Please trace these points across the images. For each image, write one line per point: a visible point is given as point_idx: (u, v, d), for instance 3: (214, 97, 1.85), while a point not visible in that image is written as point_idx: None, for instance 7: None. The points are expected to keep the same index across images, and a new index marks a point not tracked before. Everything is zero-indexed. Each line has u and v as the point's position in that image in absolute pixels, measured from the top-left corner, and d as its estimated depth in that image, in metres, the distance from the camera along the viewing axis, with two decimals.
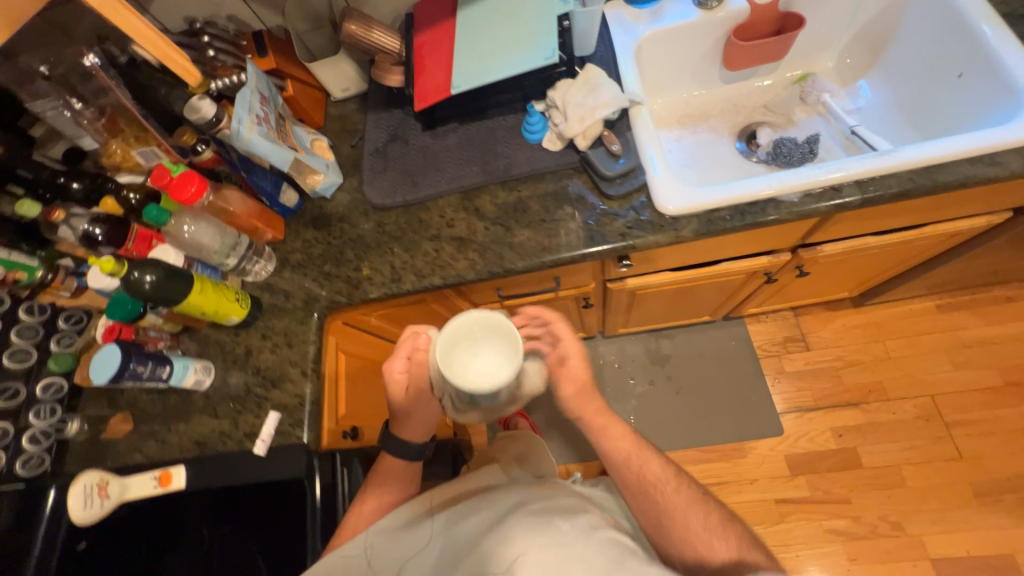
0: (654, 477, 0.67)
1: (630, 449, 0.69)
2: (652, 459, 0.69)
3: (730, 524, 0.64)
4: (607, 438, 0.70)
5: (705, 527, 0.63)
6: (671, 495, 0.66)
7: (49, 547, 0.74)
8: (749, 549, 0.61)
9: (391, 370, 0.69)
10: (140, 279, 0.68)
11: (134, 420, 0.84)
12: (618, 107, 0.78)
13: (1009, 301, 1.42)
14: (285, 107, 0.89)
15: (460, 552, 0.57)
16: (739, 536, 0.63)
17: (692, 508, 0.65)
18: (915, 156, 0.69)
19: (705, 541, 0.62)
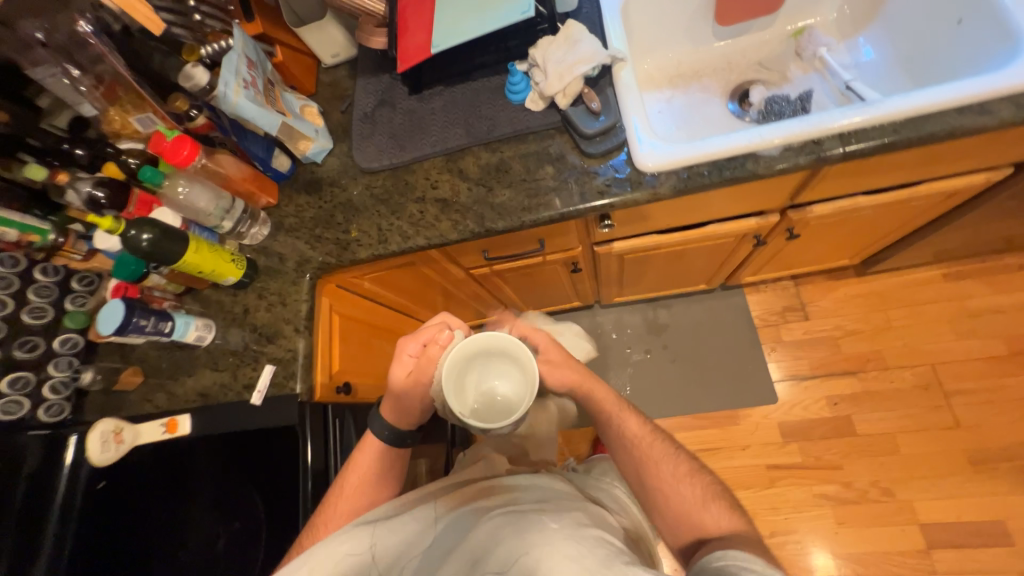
0: (631, 433, 0.71)
1: (611, 406, 0.73)
2: (630, 417, 0.72)
3: (701, 477, 0.67)
4: (587, 397, 0.73)
5: (675, 478, 0.66)
6: (646, 449, 0.69)
7: (73, 485, 0.81)
8: (715, 501, 0.64)
9: (402, 349, 0.68)
10: (137, 237, 0.72)
11: (145, 373, 0.90)
12: (598, 63, 0.77)
13: (1019, 269, 1.38)
14: (274, 73, 0.91)
15: (453, 548, 0.61)
16: (706, 488, 0.65)
17: (663, 461, 0.68)
18: (901, 107, 0.67)
19: (673, 489, 0.65)
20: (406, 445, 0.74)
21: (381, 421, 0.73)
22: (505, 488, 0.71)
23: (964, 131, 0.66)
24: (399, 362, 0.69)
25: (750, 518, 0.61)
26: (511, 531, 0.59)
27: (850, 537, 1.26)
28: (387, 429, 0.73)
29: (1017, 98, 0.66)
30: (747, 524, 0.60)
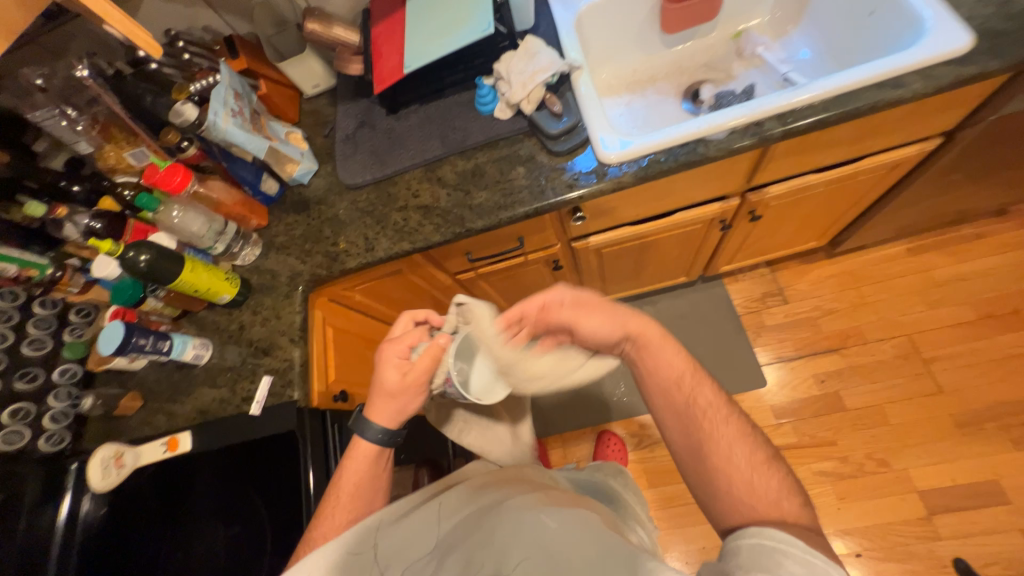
0: (703, 405, 0.62)
1: (686, 373, 0.65)
2: (705, 387, 0.63)
3: (777, 468, 0.57)
4: (660, 356, 0.66)
5: (746, 462, 0.57)
6: (718, 425, 0.60)
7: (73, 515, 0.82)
8: (793, 496, 0.55)
9: (390, 352, 0.69)
10: (135, 258, 0.76)
11: (144, 397, 0.92)
12: (555, 71, 0.85)
13: (978, 238, 1.46)
14: (260, 104, 0.98)
15: (451, 548, 0.60)
16: (783, 480, 0.56)
17: (737, 442, 0.59)
18: (827, 87, 0.75)
19: (741, 475, 0.56)
20: (396, 444, 0.72)
21: (373, 423, 0.69)
22: (501, 487, 0.69)
23: (886, 103, 0.74)
24: (388, 367, 0.69)
25: (819, 518, 0.54)
26: (510, 533, 0.57)
27: (853, 512, 1.28)
28: (381, 432, 0.69)
29: (928, 71, 0.74)
30: (814, 525, 0.52)
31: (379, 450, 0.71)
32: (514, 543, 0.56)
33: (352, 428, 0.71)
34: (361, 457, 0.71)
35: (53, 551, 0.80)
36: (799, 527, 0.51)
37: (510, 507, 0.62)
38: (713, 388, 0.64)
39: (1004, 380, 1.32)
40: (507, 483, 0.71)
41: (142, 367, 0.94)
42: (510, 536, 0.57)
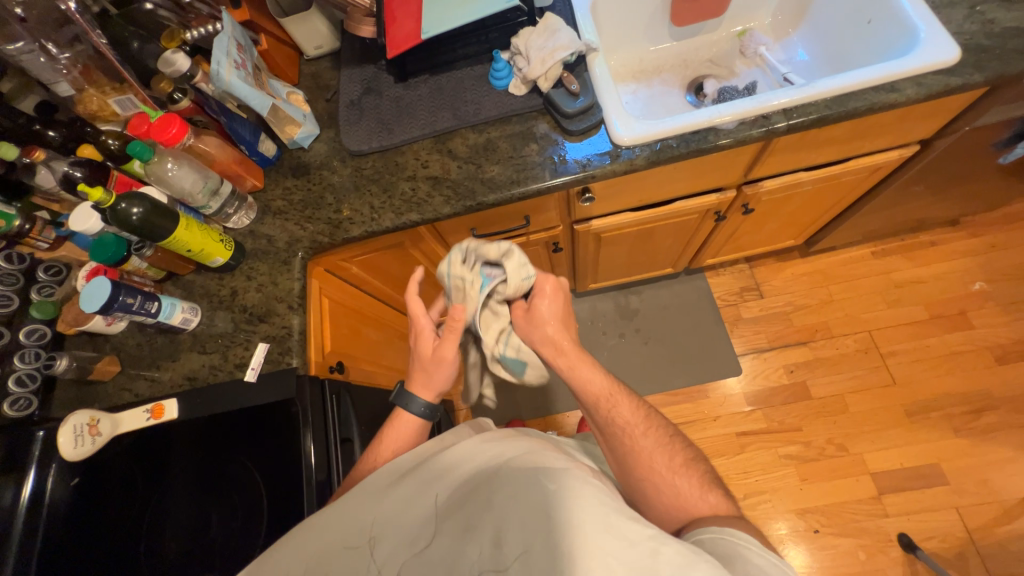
0: (624, 423, 0.67)
1: (604, 394, 0.68)
2: (625, 403, 0.68)
3: (696, 465, 0.66)
4: (579, 380, 0.68)
5: (669, 468, 0.64)
6: (639, 439, 0.66)
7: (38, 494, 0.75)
8: (712, 489, 0.63)
9: (420, 329, 0.70)
10: (127, 210, 0.71)
11: (124, 363, 0.86)
12: (575, 50, 0.86)
13: (932, 245, 1.59)
14: (261, 60, 0.93)
15: (440, 517, 0.53)
16: (701, 478, 0.64)
17: (658, 451, 0.66)
18: (830, 86, 0.81)
19: (668, 480, 0.64)
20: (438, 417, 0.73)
21: (416, 397, 0.70)
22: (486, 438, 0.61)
23: (882, 106, 0.80)
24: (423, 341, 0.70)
25: (738, 506, 0.62)
26: (505, 500, 0.51)
27: (813, 492, 1.38)
28: (424, 404, 0.70)
29: (920, 78, 0.80)
30: (737, 510, 0.60)
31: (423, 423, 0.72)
32: (511, 513, 0.50)
33: (394, 401, 0.71)
34: (405, 423, 0.71)
35: (14, 535, 0.73)
36: (727, 515, 0.59)
37: (501, 470, 0.55)
38: (631, 400, 0.68)
39: (948, 374, 1.45)
40: (494, 434, 0.62)
41: (120, 331, 0.87)
42: (506, 505, 0.50)
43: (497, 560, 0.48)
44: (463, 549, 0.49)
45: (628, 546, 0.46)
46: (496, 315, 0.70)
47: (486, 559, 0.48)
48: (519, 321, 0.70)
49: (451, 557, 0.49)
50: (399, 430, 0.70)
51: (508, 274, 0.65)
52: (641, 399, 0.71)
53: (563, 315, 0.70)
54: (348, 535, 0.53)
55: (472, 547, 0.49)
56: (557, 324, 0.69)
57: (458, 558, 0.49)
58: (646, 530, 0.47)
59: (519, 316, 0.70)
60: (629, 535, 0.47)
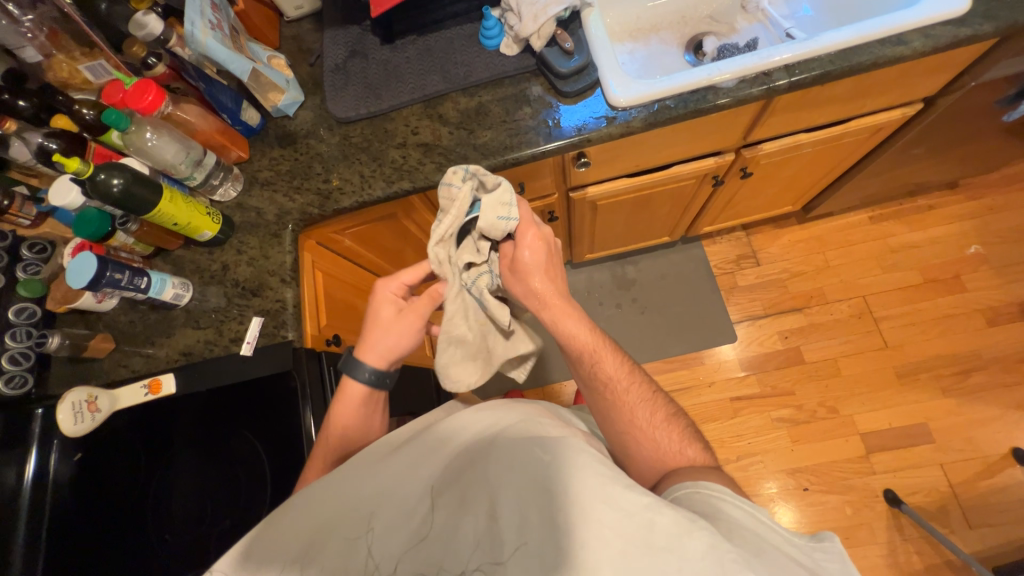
0: (608, 377, 0.67)
1: (590, 348, 0.67)
2: (610, 359, 0.67)
3: (676, 421, 0.68)
4: (564, 332, 0.68)
5: (650, 423, 0.66)
6: (623, 394, 0.67)
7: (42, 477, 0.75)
8: (692, 443, 0.66)
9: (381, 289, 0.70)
10: (108, 182, 0.69)
11: (117, 340, 0.85)
12: (568, 5, 0.81)
13: (929, 209, 1.58)
14: (238, 22, 0.88)
15: (437, 490, 0.53)
16: (681, 431, 0.67)
17: (641, 406, 0.67)
18: (833, 40, 0.78)
19: (649, 434, 0.65)
20: (386, 386, 0.71)
21: (363, 363, 0.69)
22: (483, 408, 0.61)
23: (887, 60, 0.78)
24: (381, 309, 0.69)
25: (716, 458, 0.66)
26: (503, 472, 0.51)
27: (804, 453, 1.42)
28: (372, 372, 0.69)
29: (927, 30, 0.78)
30: (713, 462, 0.64)
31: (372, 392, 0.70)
32: (509, 483, 0.50)
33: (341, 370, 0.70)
34: (352, 395, 0.69)
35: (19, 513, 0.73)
36: (703, 466, 0.62)
37: (499, 440, 0.55)
38: (617, 356, 0.68)
39: (938, 336, 1.47)
40: (490, 404, 0.62)
41: (111, 308, 0.86)
42: (504, 477, 0.51)
43: (495, 529, 0.49)
44: (461, 517, 0.50)
45: (625, 516, 0.47)
46: (476, 250, 0.67)
47: (485, 529, 0.49)
48: (504, 271, 0.68)
49: (451, 529, 0.50)
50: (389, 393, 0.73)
51: (488, 208, 0.63)
52: (626, 356, 0.70)
53: (547, 265, 0.67)
54: (346, 510, 0.53)
55: (471, 518, 0.50)
56: (542, 275, 0.66)
57: (456, 526, 0.50)
58: (643, 499, 0.48)
59: (503, 266, 0.68)
60: (627, 506, 0.47)
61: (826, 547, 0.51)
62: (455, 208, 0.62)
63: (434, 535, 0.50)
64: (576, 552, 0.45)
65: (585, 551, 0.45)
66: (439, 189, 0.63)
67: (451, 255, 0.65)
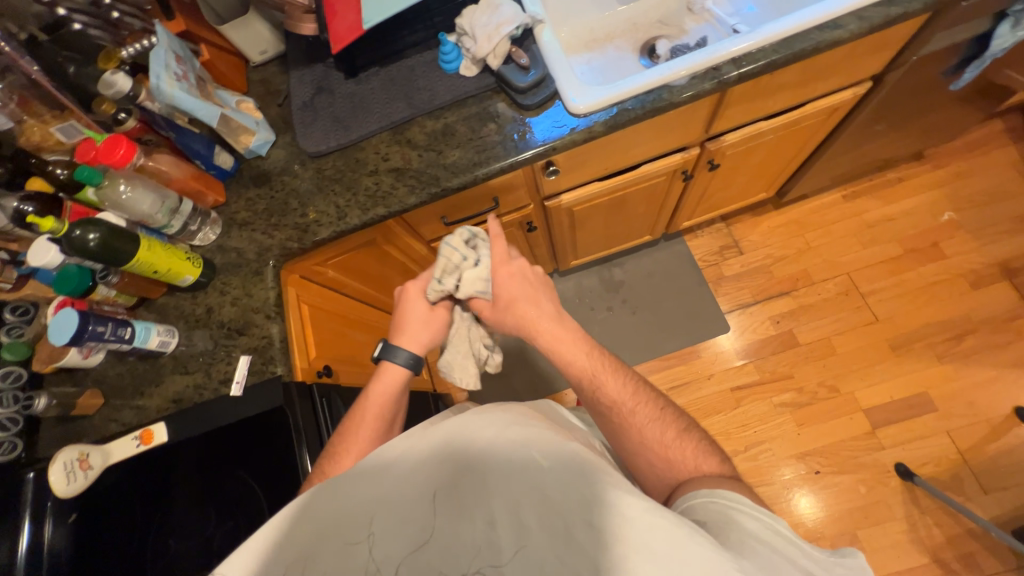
0: (612, 400, 0.66)
1: (588, 373, 0.68)
2: (611, 381, 0.67)
3: (690, 435, 0.65)
4: (563, 360, 0.69)
5: (660, 440, 0.64)
6: (629, 415, 0.66)
7: (36, 548, 0.72)
8: (707, 456, 0.63)
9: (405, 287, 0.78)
10: (83, 237, 0.70)
11: (107, 394, 0.84)
12: (520, 23, 0.85)
13: (899, 181, 1.62)
14: (204, 71, 0.90)
15: (434, 494, 0.51)
16: (695, 446, 0.64)
17: (649, 425, 0.65)
18: (775, 30, 0.81)
19: (660, 453, 0.64)
20: (422, 369, 0.77)
21: (398, 346, 0.75)
22: (477, 412, 0.60)
23: (827, 44, 0.82)
24: (415, 297, 0.77)
25: (737, 468, 0.62)
26: (504, 479, 0.50)
27: (811, 435, 1.41)
28: (410, 356, 0.75)
29: (861, 12, 0.82)
30: (733, 474, 0.61)
31: (406, 374, 0.76)
32: (509, 490, 0.50)
33: (379, 356, 0.76)
34: (391, 377, 0.75)
35: None
36: (722, 477, 0.59)
37: (497, 446, 0.54)
38: (619, 376, 0.68)
39: (927, 304, 1.49)
40: (485, 408, 0.61)
41: (98, 363, 0.86)
42: (505, 485, 0.50)
43: (494, 536, 0.47)
44: (459, 521, 0.48)
45: (624, 520, 0.46)
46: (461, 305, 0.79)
47: (484, 536, 0.47)
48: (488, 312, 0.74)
49: (447, 536, 0.48)
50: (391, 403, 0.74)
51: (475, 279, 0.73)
52: (630, 375, 0.70)
53: (531, 293, 0.71)
54: (338, 520, 0.50)
55: (469, 525, 0.48)
56: (528, 304, 0.70)
57: (454, 530, 0.48)
58: (643, 503, 0.46)
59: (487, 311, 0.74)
60: (627, 511, 0.46)
61: (848, 563, 0.49)
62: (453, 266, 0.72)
63: (431, 542, 0.48)
64: (576, 561, 0.44)
65: (586, 558, 0.44)
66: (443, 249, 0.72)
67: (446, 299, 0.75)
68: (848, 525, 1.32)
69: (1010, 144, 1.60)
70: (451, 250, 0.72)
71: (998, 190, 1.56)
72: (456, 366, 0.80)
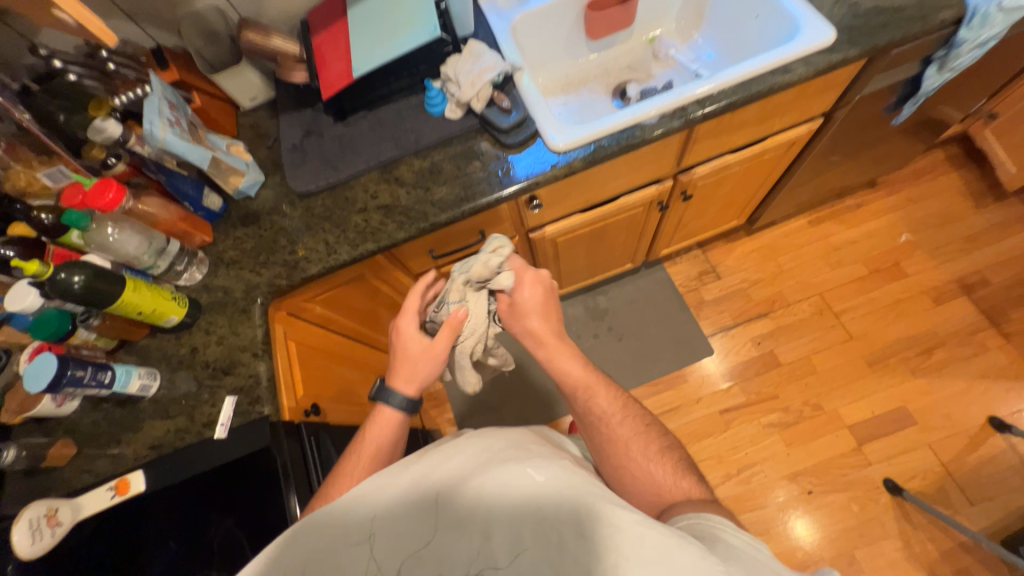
0: (601, 411, 0.68)
1: (581, 384, 0.70)
2: (602, 393, 0.70)
3: (671, 453, 0.66)
4: (558, 370, 0.72)
5: (644, 455, 0.65)
6: (616, 427, 0.67)
7: None
8: (687, 476, 0.64)
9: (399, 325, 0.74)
10: (69, 280, 0.69)
11: (80, 444, 0.80)
12: (501, 70, 0.91)
13: (858, 207, 1.73)
14: (195, 116, 0.93)
15: (429, 510, 0.50)
16: (676, 465, 0.65)
17: (635, 439, 0.67)
18: (732, 75, 0.90)
19: (643, 468, 0.64)
20: (418, 410, 0.74)
21: (393, 389, 0.72)
22: (473, 437, 0.61)
23: (779, 86, 0.90)
24: (407, 333, 0.73)
25: (712, 490, 0.62)
26: (499, 494, 0.50)
27: (800, 454, 1.43)
28: (405, 399, 0.72)
29: (808, 58, 0.91)
30: (711, 495, 0.61)
31: (404, 417, 0.73)
32: (503, 504, 0.49)
33: (373, 397, 0.73)
34: (387, 419, 0.72)
35: None
36: (701, 500, 0.59)
37: (493, 464, 0.54)
38: (610, 390, 0.70)
39: (896, 321, 1.56)
40: (481, 432, 0.61)
41: (72, 411, 0.82)
42: (499, 500, 0.50)
43: (488, 549, 0.47)
44: (454, 533, 0.48)
45: (616, 532, 0.45)
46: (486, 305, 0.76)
47: (477, 547, 0.47)
48: (504, 314, 0.76)
49: (441, 550, 0.48)
50: (382, 435, 0.70)
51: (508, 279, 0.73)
52: (619, 392, 0.73)
53: (545, 309, 0.74)
54: (332, 538, 0.49)
55: (462, 539, 0.48)
56: (540, 317, 0.73)
57: (449, 543, 0.48)
58: (634, 515, 0.46)
59: (502, 310, 0.76)
60: (618, 521, 0.46)
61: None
62: (494, 263, 0.73)
63: (425, 556, 0.48)
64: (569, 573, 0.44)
65: (578, 571, 0.44)
66: (494, 239, 0.75)
67: (475, 295, 0.74)
68: (845, 546, 1.31)
69: (953, 171, 1.73)
70: (504, 242, 0.74)
71: (947, 212, 1.68)
72: (466, 367, 0.80)
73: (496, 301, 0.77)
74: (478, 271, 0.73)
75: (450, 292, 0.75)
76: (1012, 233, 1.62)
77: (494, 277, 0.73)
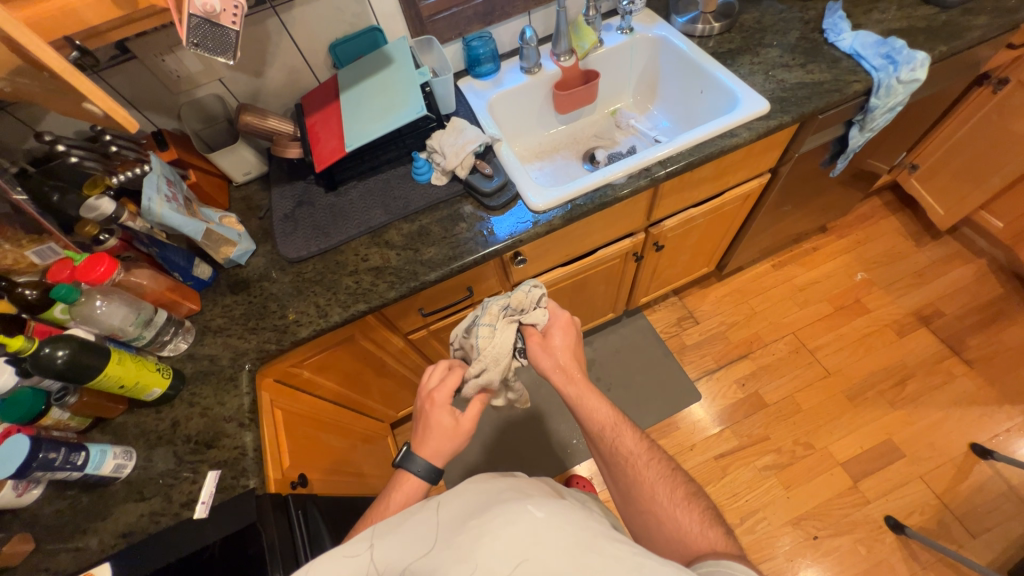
0: (628, 452, 0.69)
1: (608, 424, 0.71)
2: (629, 433, 0.70)
3: (698, 501, 0.66)
4: (585, 409, 0.72)
5: (671, 499, 0.65)
6: (642, 469, 0.68)
7: None
8: (714, 526, 0.63)
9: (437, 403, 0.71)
10: (52, 354, 0.67)
11: (39, 538, 0.73)
12: (482, 141, 0.99)
13: (814, 250, 1.87)
14: (190, 192, 0.96)
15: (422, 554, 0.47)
16: (703, 513, 0.64)
17: (660, 482, 0.67)
18: (687, 139, 1.02)
19: (669, 512, 0.64)
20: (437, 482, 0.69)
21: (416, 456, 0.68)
22: (473, 480, 0.59)
23: (729, 147, 1.02)
24: (437, 409, 0.71)
25: (739, 542, 0.60)
26: (499, 531, 0.48)
27: (800, 497, 1.41)
28: (427, 466, 0.67)
29: (749, 124, 1.04)
30: (739, 547, 0.60)
31: (425, 487, 0.69)
32: (504, 541, 0.47)
33: (398, 463, 0.68)
34: (412, 488, 0.68)
35: None
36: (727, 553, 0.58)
37: (491, 506, 0.52)
38: (636, 432, 0.71)
39: (867, 355, 1.63)
40: (475, 480, 0.59)
41: (33, 501, 0.76)
42: (499, 537, 0.48)
43: None
44: (452, 566, 0.46)
45: (615, 563, 0.46)
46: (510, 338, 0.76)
47: None
48: (534, 345, 0.76)
49: None
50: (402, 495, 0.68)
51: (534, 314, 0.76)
52: (645, 435, 0.73)
53: (573, 347, 0.77)
54: None
55: None
56: (570, 355, 0.76)
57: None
58: (630, 547, 0.48)
59: (532, 341, 0.77)
60: (615, 552, 0.47)
61: None
62: (528, 303, 0.76)
63: None
64: None
65: None
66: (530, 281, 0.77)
67: (506, 327, 0.74)
68: None
69: (891, 215, 1.92)
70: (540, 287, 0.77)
71: (893, 251, 1.84)
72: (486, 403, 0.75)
73: (522, 338, 0.77)
74: (518, 299, 0.75)
75: (483, 316, 0.74)
76: (953, 268, 1.77)
77: (524, 314, 0.76)
